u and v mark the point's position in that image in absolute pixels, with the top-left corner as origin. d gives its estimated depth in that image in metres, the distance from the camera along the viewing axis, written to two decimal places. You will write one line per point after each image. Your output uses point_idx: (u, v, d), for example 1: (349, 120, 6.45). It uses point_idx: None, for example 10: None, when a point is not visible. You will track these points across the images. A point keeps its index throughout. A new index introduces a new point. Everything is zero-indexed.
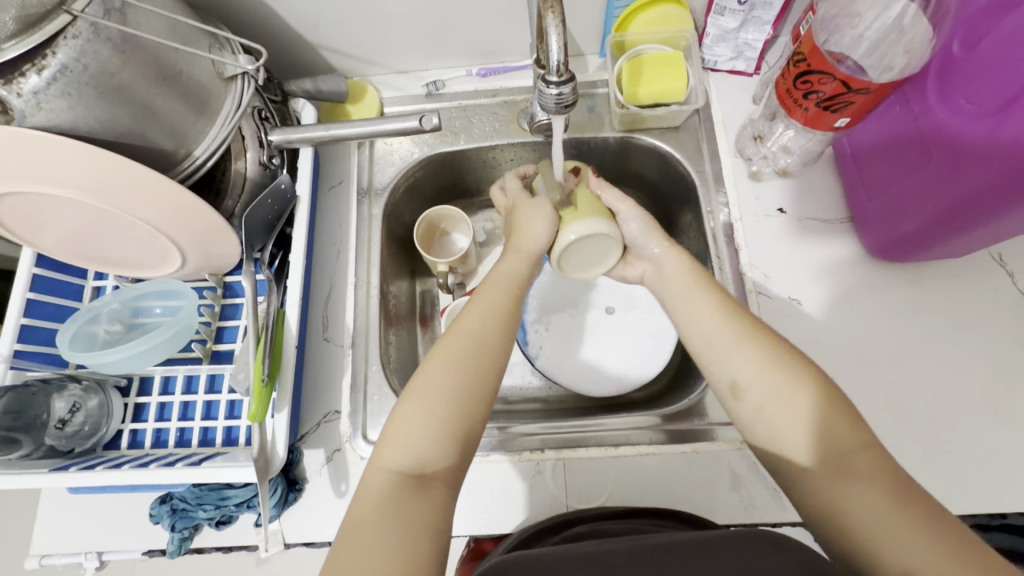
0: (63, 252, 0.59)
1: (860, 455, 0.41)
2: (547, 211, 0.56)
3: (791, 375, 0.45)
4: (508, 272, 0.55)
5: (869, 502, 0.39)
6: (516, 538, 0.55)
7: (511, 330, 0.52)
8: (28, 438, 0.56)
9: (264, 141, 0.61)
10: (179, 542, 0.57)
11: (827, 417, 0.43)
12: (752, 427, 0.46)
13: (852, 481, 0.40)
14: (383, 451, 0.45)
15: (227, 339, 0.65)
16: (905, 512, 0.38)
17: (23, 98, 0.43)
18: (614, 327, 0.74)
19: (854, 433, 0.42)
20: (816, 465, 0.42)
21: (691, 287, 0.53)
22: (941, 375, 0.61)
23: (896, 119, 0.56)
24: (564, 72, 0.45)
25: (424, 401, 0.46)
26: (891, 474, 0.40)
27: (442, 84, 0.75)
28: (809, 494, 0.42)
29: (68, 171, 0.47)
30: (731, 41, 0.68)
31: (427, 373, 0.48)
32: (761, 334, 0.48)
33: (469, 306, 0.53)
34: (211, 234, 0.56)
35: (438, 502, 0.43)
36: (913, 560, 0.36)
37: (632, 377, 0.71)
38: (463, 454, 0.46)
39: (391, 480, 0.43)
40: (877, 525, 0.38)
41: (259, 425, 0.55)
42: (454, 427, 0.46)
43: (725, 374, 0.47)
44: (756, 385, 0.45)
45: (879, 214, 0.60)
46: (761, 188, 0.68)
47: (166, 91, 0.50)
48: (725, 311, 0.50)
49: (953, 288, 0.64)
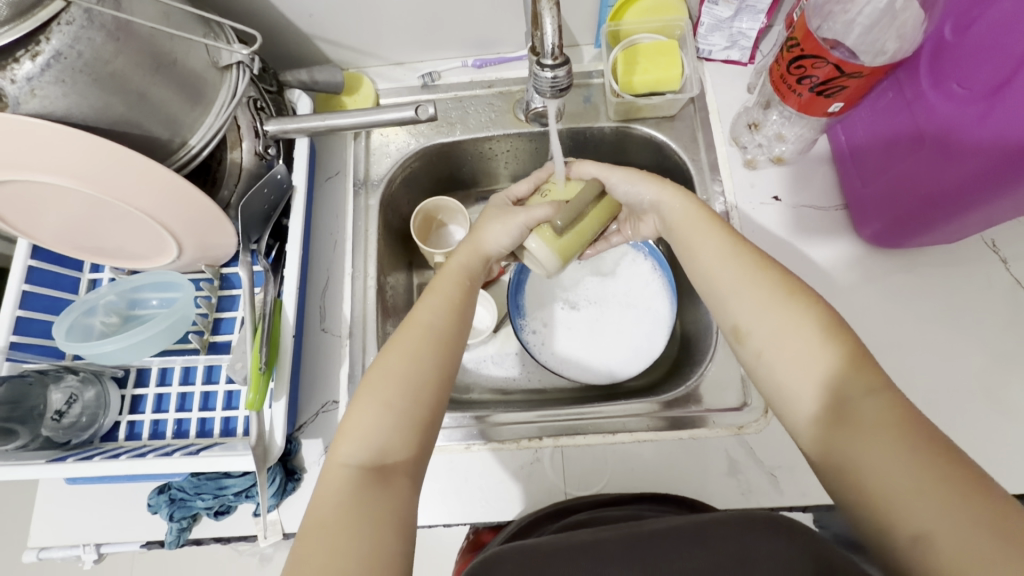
0: (58, 243, 0.59)
1: (866, 401, 0.40)
2: (514, 225, 0.55)
3: (794, 319, 0.45)
4: (456, 263, 0.57)
5: (874, 451, 0.38)
6: (514, 527, 0.55)
7: (460, 319, 0.53)
8: (26, 429, 0.56)
9: (259, 131, 0.61)
10: (178, 531, 0.57)
11: (832, 363, 0.43)
12: (757, 373, 0.47)
13: (858, 428, 0.39)
14: (340, 446, 0.45)
15: (225, 330, 0.65)
16: (916, 461, 0.37)
17: (17, 85, 0.43)
18: (613, 322, 0.74)
19: (866, 377, 0.42)
20: (824, 412, 0.42)
21: (701, 229, 0.53)
22: (935, 360, 0.61)
23: (889, 105, 0.57)
24: (559, 55, 0.45)
25: (380, 391, 0.46)
26: (904, 423, 0.39)
27: (438, 75, 0.75)
28: (816, 442, 0.42)
29: (64, 159, 0.47)
30: (725, 30, 0.68)
31: (381, 368, 0.48)
32: (763, 277, 0.48)
33: (426, 297, 0.54)
34: (207, 223, 0.56)
35: (398, 494, 0.43)
36: (923, 522, 0.35)
37: (631, 367, 0.70)
38: (423, 442, 0.47)
39: (353, 474, 0.43)
40: (879, 470, 0.37)
41: (257, 413, 0.55)
42: (412, 419, 0.46)
43: (728, 320, 0.49)
44: (756, 329, 0.46)
45: (873, 199, 0.61)
46: (756, 176, 0.69)
47: (161, 80, 0.50)
48: (727, 252, 0.51)
49: (947, 275, 0.64)
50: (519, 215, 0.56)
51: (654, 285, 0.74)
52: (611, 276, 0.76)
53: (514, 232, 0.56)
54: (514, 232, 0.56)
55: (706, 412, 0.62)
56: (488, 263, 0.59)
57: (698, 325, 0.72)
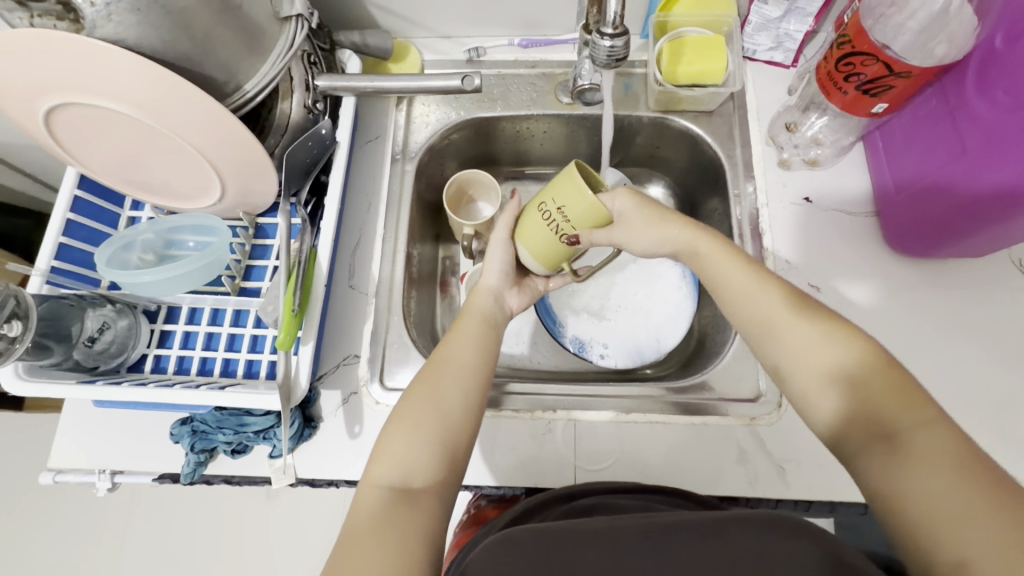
0: (107, 175, 0.61)
1: (917, 433, 0.40)
2: (500, 246, 0.62)
3: (845, 350, 0.45)
4: (477, 306, 0.60)
5: (926, 482, 0.38)
6: (520, 510, 0.54)
7: (489, 358, 0.55)
8: (59, 348, 0.57)
9: (310, 85, 0.63)
10: (194, 465, 0.59)
11: (881, 398, 0.43)
12: (808, 407, 0.47)
13: (905, 455, 0.40)
14: (373, 468, 0.47)
15: (255, 277, 0.67)
16: (964, 483, 0.37)
17: (95, 8, 0.44)
18: (633, 317, 0.75)
19: (915, 412, 0.41)
20: (872, 445, 0.42)
21: (736, 264, 0.54)
22: (950, 371, 0.62)
23: (931, 112, 0.57)
24: (619, 25, 0.45)
25: (411, 419, 0.49)
26: (956, 450, 0.39)
27: (483, 51, 0.77)
28: (867, 476, 0.41)
29: (128, 89, 0.49)
30: (772, 31, 0.70)
31: (411, 399, 0.50)
32: (806, 309, 0.49)
33: (450, 337, 0.56)
34: (253, 169, 0.58)
35: (425, 511, 0.44)
36: (971, 552, 0.34)
37: (648, 353, 0.72)
38: (448, 468, 0.48)
39: (384, 495, 0.45)
40: (933, 501, 0.37)
41: (285, 353, 0.56)
42: (439, 442, 0.48)
43: (771, 359, 0.50)
44: (800, 365, 0.47)
45: (904, 207, 0.61)
46: (789, 177, 0.69)
47: (226, 22, 0.51)
48: (768, 289, 0.51)
49: (970, 289, 0.65)
50: (499, 234, 0.62)
51: (679, 288, 0.74)
52: (637, 272, 0.77)
53: (503, 254, 0.62)
54: (502, 259, 0.62)
55: (720, 400, 0.62)
56: (500, 297, 0.62)
57: (715, 320, 0.72)
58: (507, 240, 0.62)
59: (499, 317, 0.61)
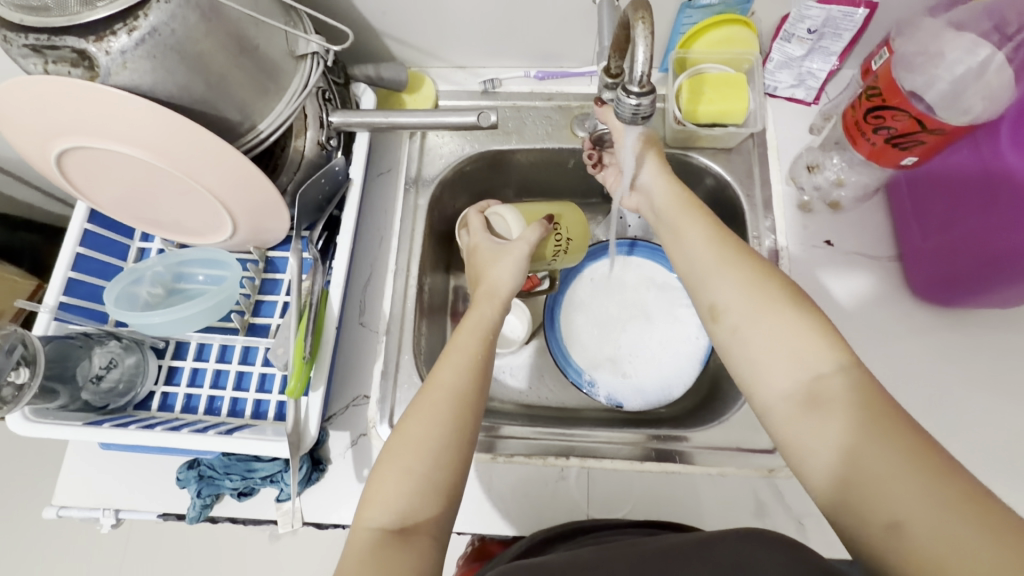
0: (117, 211, 0.60)
1: (833, 379, 0.41)
2: (518, 258, 0.60)
3: (773, 296, 0.46)
4: (480, 321, 0.56)
5: (845, 432, 0.39)
6: (524, 545, 0.53)
7: (483, 380, 0.51)
8: (66, 389, 0.56)
9: (325, 121, 0.62)
10: (200, 508, 0.58)
11: (804, 346, 0.43)
12: (730, 350, 0.47)
13: (826, 410, 0.40)
14: (365, 510, 0.45)
15: (265, 313, 0.66)
16: (879, 433, 0.38)
17: (110, 56, 0.44)
18: (646, 364, 0.72)
19: (834, 357, 0.42)
20: (794, 394, 0.42)
21: (683, 217, 0.54)
22: (978, 424, 0.60)
23: (961, 162, 0.55)
24: (646, 84, 0.44)
25: (403, 456, 0.46)
26: (872, 398, 0.39)
27: (499, 83, 0.76)
28: (787, 424, 0.42)
29: (140, 133, 0.48)
30: (794, 69, 0.68)
31: (403, 435, 0.47)
32: (741, 258, 0.49)
33: (447, 358, 0.52)
34: (265, 208, 0.57)
35: (419, 552, 0.43)
36: (897, 506, 0.35)
37: (675, 386, 0.70)
38: (446, 505, 0.46)
39: (376, 537, 0.43)
40: (854, 453, 0.38)
41: (294, 400, 0.56)
42: (434, 481, 0.45)
43: (705, 299, 0.50)
44: (733, 309, 0.47)
45: (934, 255, 0.59)
46: (810, 219, 0.68)
47: (241, 64, 0.50)
48: (713, 237, 0.51)
49: (998, 338, 0.63)
50: (520, 248, 0.61)
51: (696, 341, 0.72)
52: (655, 317, 0.74)
53: (517, 266, 0.60)
54: (517, 271, 0.60)
55: (737, 450, 0.60)
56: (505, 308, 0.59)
57: None
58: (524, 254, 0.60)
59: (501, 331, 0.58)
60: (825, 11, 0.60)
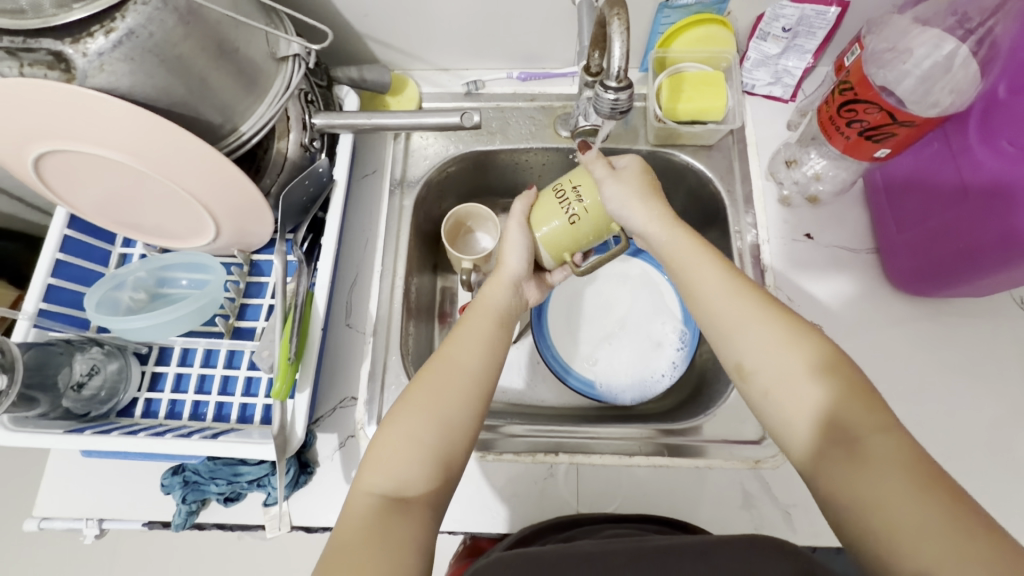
0: (97, 215, 0.60)
1: (874, 439, 0.40)
2: (517, 236, 0.58)
3: (803, 357, 0.44)
4: (493, 302, 0.57)
5: (884, 491, 0.37)
6: (517, 535, 0.55)
7: (495, 360, 0.53)
8: (46, 398, 0.55)
9: (308, 123, 0.61)
10: (186, 514, 0.57)
11: (835, 400, 0.42)
12: (762, 408, 0.46)
13: (866, 467, 0.39)
14: (366, 474, 0.45)
15: (250, 316, 0.65)
16: (917, 492, 0.37)
17: (88, 58, 0.44)
18: (610, 371, 0.72)
19: (871, 415, 0.41)
20: (828, 450, 0.41)
21: (698, 255, 0.52)
22: (956, 411, 0.61)
23: (933, 155, 0.57)
24: (623, 79, 0.46)
25: (406, 423, 0.47)
26: (911, 459, 0.38)
27: (482, 84, 0.76)
28: (820, 479, 0.41)
29: (120, 135, 0.48)
30: (771, 66, 0.70)
31: (408, 402, 0.48)
32: (771, 314, 0.47)
33: (455, 339, 0.53)
34: (247, 210, 0.57)
35: (417, 522, 0.43)
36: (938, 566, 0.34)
37: (643, 392, 0.70)
38: (444, 476, 0.46)
39: (375, 503, 0.44)
40: (894, 513, 0.37)
41: (280, 403, 0.55)
42: (431, 447, 0.46)
43: (730, 355, 0.48)
44: (763, 369, 0.45)
45: (907, 247, 0.61)
46: (790, 214, 0.69)
47: (222, 65, 0.50)
48: (734, 289, 0.50)
49: (972, 327, 0.65)
50: (514, 228, 0.59)
51: (662, 378, 0.71)
52: (634, 337, 0.74)
53: (523, 242, 0.59)
54: (524, 246, 0.59)
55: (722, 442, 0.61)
56: (518, 289, 0.60)
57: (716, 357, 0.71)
58: (522, 228, 0.59)
59: (512, 313, 0.58)
60: (799, 9, 0.63)
